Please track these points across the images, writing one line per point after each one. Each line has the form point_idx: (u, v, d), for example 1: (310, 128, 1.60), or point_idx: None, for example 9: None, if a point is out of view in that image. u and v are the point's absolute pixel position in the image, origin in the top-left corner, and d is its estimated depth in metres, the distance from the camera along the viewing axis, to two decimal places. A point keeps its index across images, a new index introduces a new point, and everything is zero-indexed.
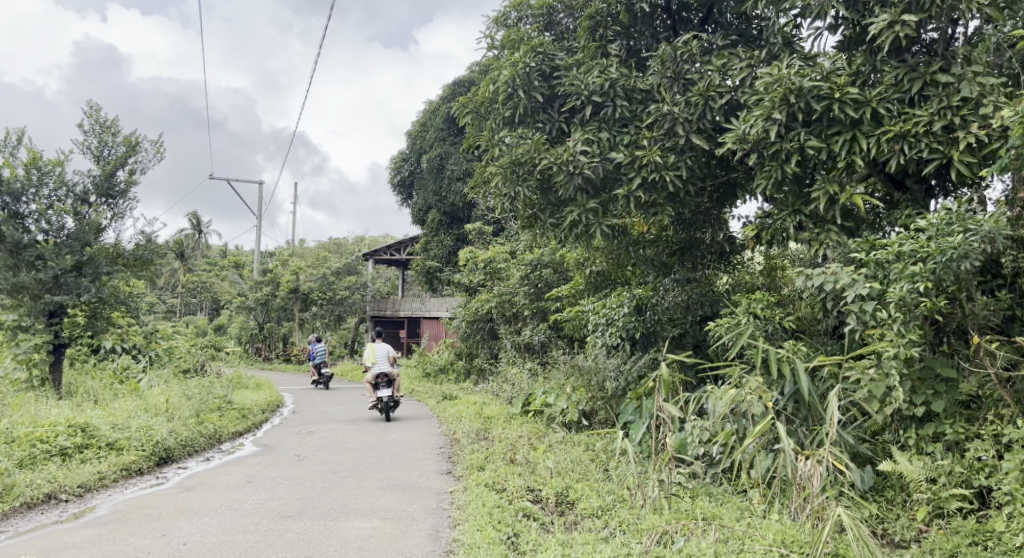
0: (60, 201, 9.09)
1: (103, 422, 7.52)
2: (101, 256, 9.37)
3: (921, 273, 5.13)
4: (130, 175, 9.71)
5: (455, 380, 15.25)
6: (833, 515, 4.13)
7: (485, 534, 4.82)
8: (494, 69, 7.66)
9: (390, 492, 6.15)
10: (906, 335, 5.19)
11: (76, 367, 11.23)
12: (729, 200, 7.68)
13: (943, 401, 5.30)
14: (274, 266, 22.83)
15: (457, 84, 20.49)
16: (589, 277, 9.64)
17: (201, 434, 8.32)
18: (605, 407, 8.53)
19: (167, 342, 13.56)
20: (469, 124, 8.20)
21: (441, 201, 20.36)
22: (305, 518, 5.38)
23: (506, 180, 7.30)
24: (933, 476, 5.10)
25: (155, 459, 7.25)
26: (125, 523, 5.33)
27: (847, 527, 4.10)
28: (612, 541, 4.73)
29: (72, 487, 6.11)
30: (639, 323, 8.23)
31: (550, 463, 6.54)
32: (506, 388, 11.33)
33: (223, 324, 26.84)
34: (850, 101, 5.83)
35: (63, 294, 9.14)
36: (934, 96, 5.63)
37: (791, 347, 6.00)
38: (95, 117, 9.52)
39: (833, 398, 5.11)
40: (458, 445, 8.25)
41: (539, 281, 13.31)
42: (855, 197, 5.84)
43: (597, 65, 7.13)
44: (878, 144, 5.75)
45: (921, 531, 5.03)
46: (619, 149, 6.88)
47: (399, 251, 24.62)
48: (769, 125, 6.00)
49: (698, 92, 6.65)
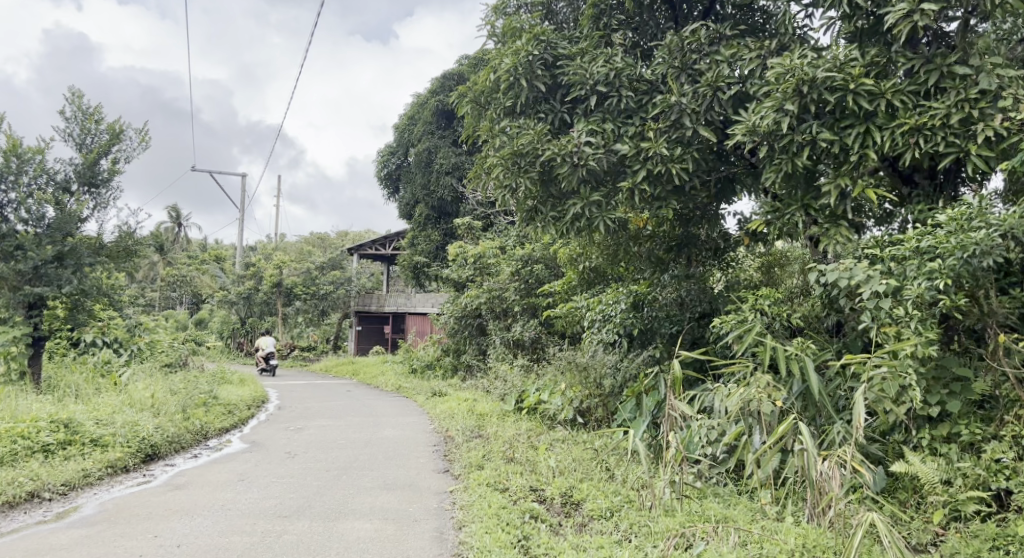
0: (41, 189, 8.78)
1: (86, 418, 7.25)
2: (84, 246, 9.06)
3: (940, 270, 5.03)
4: (113, 164, 9.41)
5: (443, 377, 15.01)
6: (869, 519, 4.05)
7: (495, 538, 4.65)
8: (494, 57, 7.43)
9: (388, 491, 5.97)
10: (923, 333, 5.08)
11: (56, 360, 10.92)
12: (729, 195, 7.47)
13: (957, 401, 5.21)
14: (258, 259, 22.46)
15: (446, 77, 20.21)
16: (582, 273, 9.48)
17: (188, 430, 8.06)
18: (602, 405, 8.35)
19: (150, 335, 13.24)
20: (466, 114, 7.96)
21: (429, 196, 19.99)
22: (303, 518, 5.18)
23: (506, 172, 7.09)
24: (948, 478, 5.02)
25: (141, 456, 7.00)
26: (114, 523, 5.09)
27: (882, 532, 4.08)
28: (626, 545, 4.58)
29: (55, 485, 5.85)
30: (636, 319, 8.08)
31: (552, 462, 6.37)
32: (496, 385, 11.13)
33: (204, 318, 26.36)
34: (864, 92, 5.71)
35: (44, 285, 8.82)
36: (951, 88, 5.53)
37: (800, 344, 5.89)
38: (77, 104, 9.20)
39: (859, 399, 5.02)
40: (452, 442, 8.06)
41: (530, 277, 13.10)
42: (868, 191, 5.73)
43: (602, 54, 6.93)
44: (893, 137, 5.65)
45: (937, 534, 4.95)
46: (624, 140, 6.74)
47: (385, 246, 24.19)
48: (780, 116, 5.88)
49: (707, 83, 6.51)
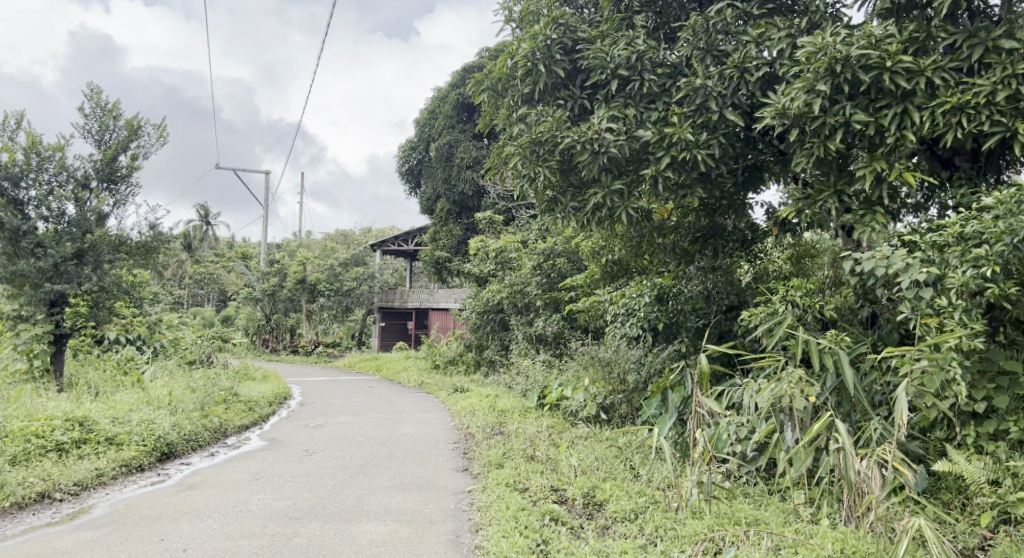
0: (61, 186, 8.70)
1: (102, 416, 7.15)
2: (104, 244, 8.93)
3: (987, 256, 4.73)
4: (132, 160, 9.31)
5: (465, 372, 14.83)
6: (917, 527, 3.81)
7: (512, 542, 4.44)
8: (512, 44, 7.19)
9: (406, 491, 5.78)
10: (969, 325, 4.79)
11: (79, 358, 10.90)
12: (756, 183, 7.15)
13: (1005, 396, 4.92)
14: (282, 257, 22.44)
15: (466, 69, 20.00)
16: (605, 266, 9.21)
17: (206, 428, 7.94)
18: (626, 401, 8.09)
19: (173, 333, 13.20)
20: (484, 103, 7.73)
21: (451, 190, 19.81)
22: (314, 520, 5.01)
23: (525, 161, 6.86)
24: (995, 477, 4.75)
25: (157, 455, 6.89)
26: (121, 525, 4.97)
27: (931, 540, 3.85)
28: (652, 549, 4.35)
29: (67, 485, 5.75)
30: (661, 313, 7.81)
31: (574, 460, 6.14)
32: (519, 381, 10.92)
33: (230, 315, 26.45)
34: (902, 70, 5.42)
35: (64, 283, 8.73)
36: (997, 64, 5.21)
37: (834, 337, 5.61)
38: (96, 100, 9.11)
39: (900, 396, 4.74)
40: (472, 439, 7.86)
41: (552, 271, 12.88)
42: (906, 175, 5.43)
43: (623, 36, 6.65)
44: (932, 117, 5.36)
45: (985, 538, 4.68)
46: (647, 126, 6.47)
47: (407, 242, 24.04)
48: (812, 97, 5.60)
49: (734, 65, 6.24)
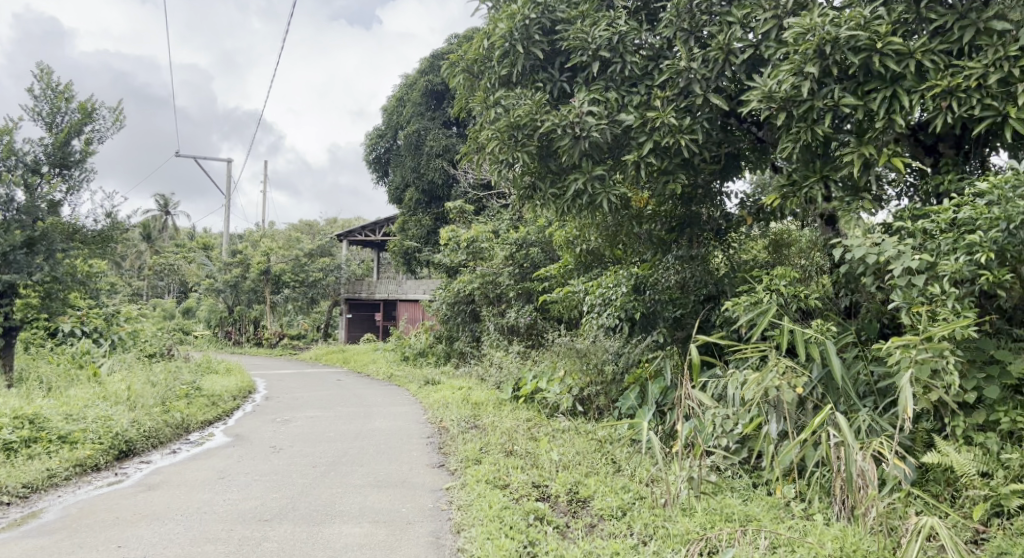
0: (9, 171, 8.20)
1: (54, 413, 6.76)
2: (56, 232, 8.46)
3: (981, 243, 4.63)
4: (87, 144, 8.82)
5: (435, 365, 14.57)
6: (930, 525, 3.74)
7: (498, 545, 4.22)
8: (487, 24, 6.93)
9: (380, 489, 5.53)
10: (962, 313, 4.67)
11: (31, 351, 10.38)
12: (732, 171, 7.09)
13: (995, 386, 4.83)
14: (245, 247, 21.86)
15: (435, 56, 19.58)
16: (579, 256, 9.00)
17: (167, 423, 7.57)
18: (604, 393, 7.93)
19: (132, 325, 12.68)
20: (459, 86, 7.43)
21: (420, 178, 19.38)
22: (285, 522, 4.74)
23: (502, 146, 6.59)
24: (986, 469, 4.66)
25: (114, 453, 6.53)
26: (75, 531, 4.64)
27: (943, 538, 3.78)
28: (643, 550, 4.17)
29: (15, 487, 5.40)
30: (637, 303, 7.59)
31: (555, 455, 5.93)
32: (491, 373, 10.72)
33: (190, 307, 25.74)
34: (892, 52, 5.27)
35: (12, 272, 8.22)
36: (988, 46, 5.10)
37: (821, 327, 5.48)
38: (46, 81, 8.62)
39: (905, 386, 4.64)
40: (447, 434, 7.63)
41: (525, 261, 12.64)
42: (896, 160, 5.30)
43: (604, 17, 6.42)
44: (922, 101, 5.23)
45: (978, 530, 4.58)
46: (628, 110, 6.26)
47: (375, 232, 23.58)
48: (800, 80, 5.45)
49: (719, 47, 6.03)
